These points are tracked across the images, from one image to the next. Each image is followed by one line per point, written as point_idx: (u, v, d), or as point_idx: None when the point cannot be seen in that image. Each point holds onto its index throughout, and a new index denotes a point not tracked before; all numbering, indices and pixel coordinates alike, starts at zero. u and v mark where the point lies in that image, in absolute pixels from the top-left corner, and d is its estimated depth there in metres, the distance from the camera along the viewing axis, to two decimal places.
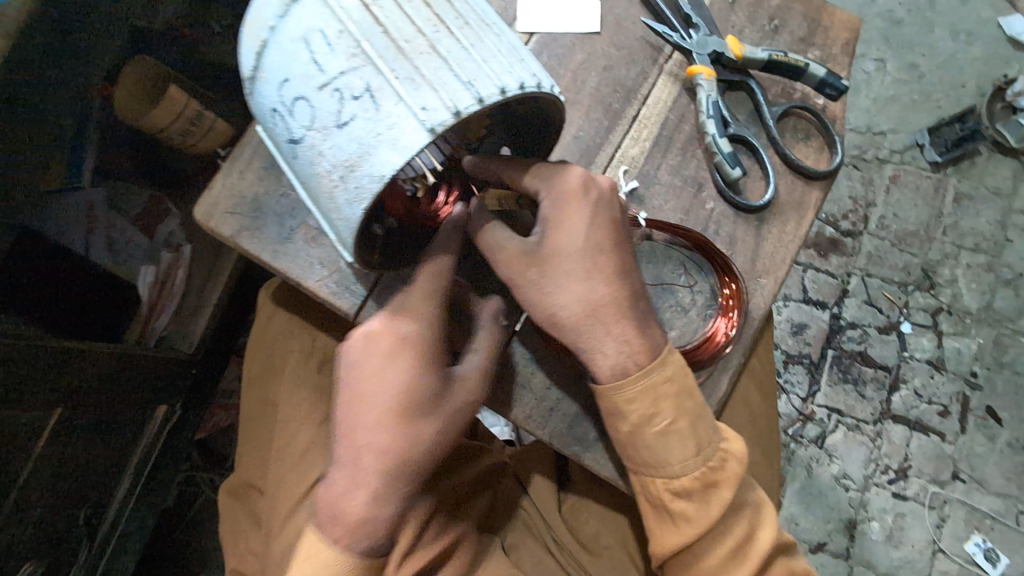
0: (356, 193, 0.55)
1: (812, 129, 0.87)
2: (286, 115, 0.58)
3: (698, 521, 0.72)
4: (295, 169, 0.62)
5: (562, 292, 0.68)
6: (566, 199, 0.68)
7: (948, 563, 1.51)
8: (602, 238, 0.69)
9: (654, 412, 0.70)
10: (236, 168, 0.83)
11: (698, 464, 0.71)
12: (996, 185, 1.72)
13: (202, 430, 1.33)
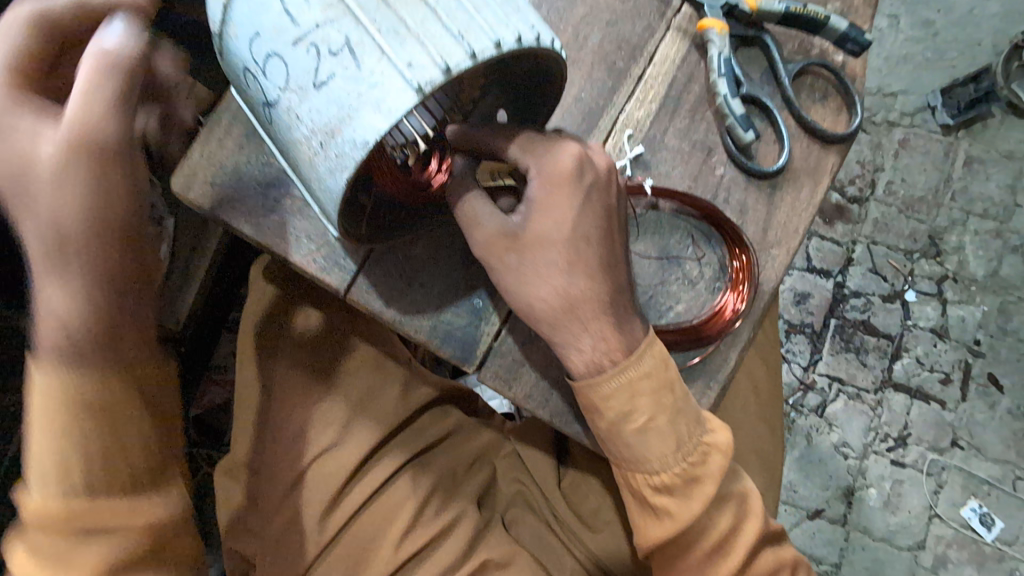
0: (337, 162, 0.51)
1: (829, 88, 0.81)
2: (259, 74, 0.53)
3: (680, 517, 0.71)
4: (273, 135, 0.57)
5: (540, 283, 0.67)
6: (555, 179, 0.65)
7: (944, 528, 1.52)
8: (591, 230, 0.67)
9: (631, 409, 0.68)
10: (213, 134, 0.77)
11: (678, 460, 0.70)
12: (1008, 148, 1.66)
13: (197, 406, 1.29)
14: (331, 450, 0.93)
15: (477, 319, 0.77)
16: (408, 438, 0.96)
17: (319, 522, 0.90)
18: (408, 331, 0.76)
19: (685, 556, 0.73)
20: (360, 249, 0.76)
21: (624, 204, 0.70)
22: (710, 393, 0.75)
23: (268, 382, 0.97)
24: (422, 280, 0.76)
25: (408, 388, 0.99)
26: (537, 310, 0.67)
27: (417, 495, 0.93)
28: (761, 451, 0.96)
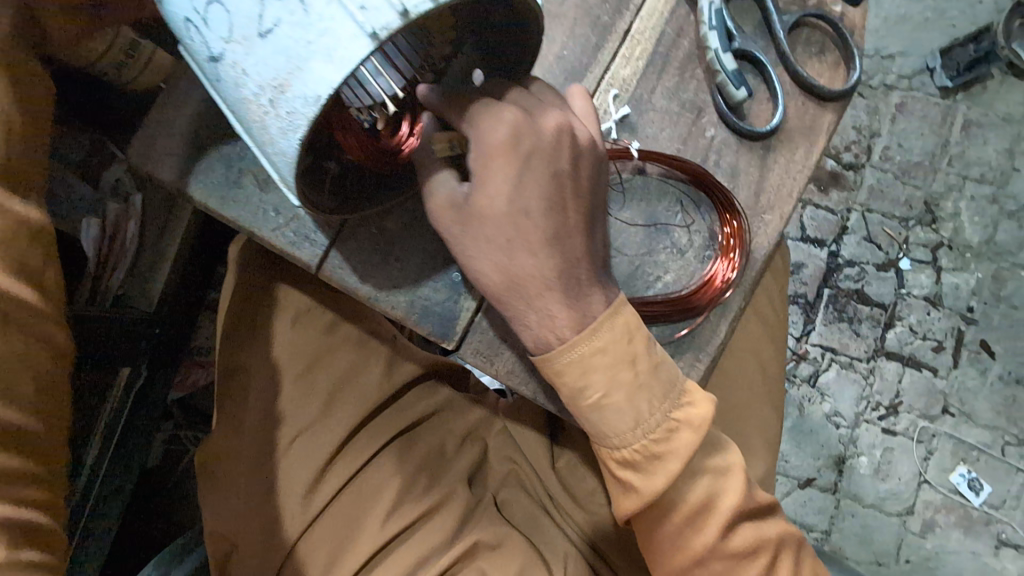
0: (290, 120, 0.50)
1: (826, 42, 0.76)
2: (201, 24, 0.50)
3: (644, 493, 0.67)
4: (219, 90, 0.55)
5: (485, 252, 0.64)
6: (490, 147, 0.61)
7: (933, 494, 1.53)
8: (530, 203, 0.63)
9: (584, 384, 0.65)
10: (173, 100, 0.72)
11: (638, 436, 0.66)
12: (1007, 111, 1.62)
13: (178, 389, 1.26)
14: (311, 429, 0.90)
15: (456, 295, 0.73)
16: (393, 415, 0.94)
17: (298, 504, 0.87)
18: (384, 308, 0.72)
19: (663, 529, 0.71)
20: (332, 223, 0.72)
21: (598, 172, 0.67)
22: (700, 365, 0.71)
23: (243, 361, 0.92)
24: (398, 254, 0.73)
25: (391, 364, 0.96)
26: (485, 276, 0.64)
27: (400, 475, 0.90)
28: (757, 426, 0.93)
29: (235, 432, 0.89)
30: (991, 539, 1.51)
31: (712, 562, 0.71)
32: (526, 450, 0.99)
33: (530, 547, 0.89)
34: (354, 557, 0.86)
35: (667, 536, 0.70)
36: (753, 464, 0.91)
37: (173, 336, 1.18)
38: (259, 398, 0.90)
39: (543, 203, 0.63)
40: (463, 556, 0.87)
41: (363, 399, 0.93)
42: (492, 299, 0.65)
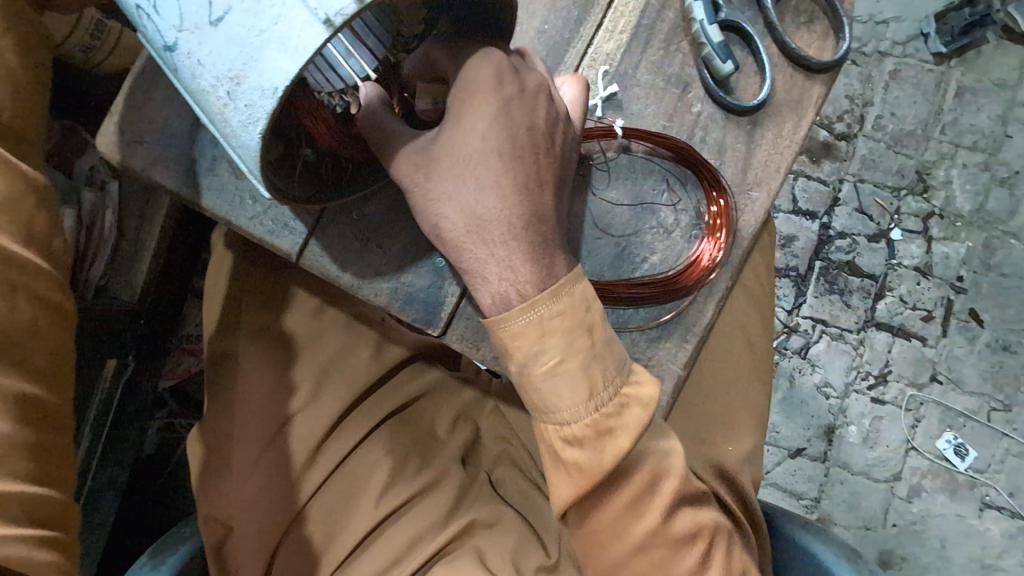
0: (249, 112, 0.49)
1: (816, 10, 0.74)
2: (150, 12, 0.49)
3: (590, 472, 0.63)
4: (176, 78, 0.54)
5: (448, 199, 0.60)
6: (466, 89, 0.59)
7: (920, 460, 1.56)
8: (499, 144, 0.60)
9: (540, 348, 0.62)
10: (140, 84, 0.69)
11: (590, 410, 0.63)
12: (1000, 77, 1.60)
13: (167, 377, 1.24)
14: (302, 412, 0.91)
15: (440, 280, 0.72)
16: (381, 397, 0.94)
17: (289, 487, 0.88)
18: (368, 296, 0.71)
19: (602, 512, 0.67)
20: (311, 210, 0.70)
21: (573, 132, 0.65)
22: (688, 345, 0.71)
23: (233, 350, 0.92)
24: (379, 241, 0.71)
25: (380, 347, 0.96)
26: (447, 228, 0.61)
27: (391, 456, 0.91)
28: (744, 407, 0.93)
29: (227, 417, 0.90)
30: (976, 502, 1.55)
31: (653, 550, 0.67)
32: (518, 432, 0.99)
33: (524, 525, 0.91)
34: (346, 540, 0.87)
35: (604, 522, 0.67)
36: (744, 440, 0.92)
37: (159, 325, 1.16)
38: (247, 383, 0.90)
39: (507, 147, 0.60)
40: (462, 534, 0.88)
41: (352, 381, 0.93)
42: (456, 241, 0.61)
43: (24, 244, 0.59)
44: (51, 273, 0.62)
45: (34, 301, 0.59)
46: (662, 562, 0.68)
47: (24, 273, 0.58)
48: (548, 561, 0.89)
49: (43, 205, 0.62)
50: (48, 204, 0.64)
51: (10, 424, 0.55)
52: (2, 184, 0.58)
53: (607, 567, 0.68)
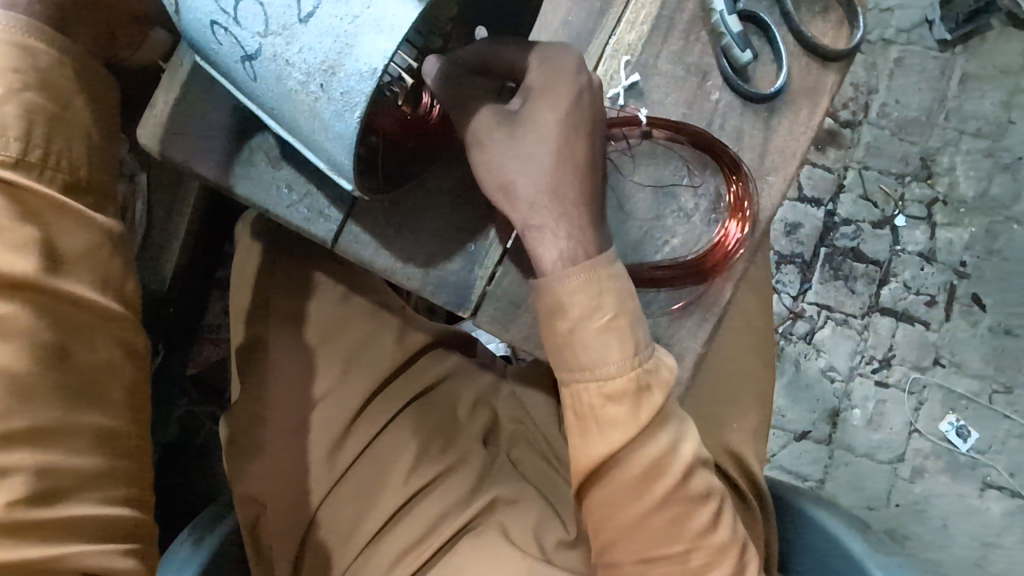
0: (343, 99, 0.53)
1: (830, 1, 0.76)
2: (231, 24, 0.54)
3: (627, 426, 0.67)
4: (253, 89, 0.59)
5: (524, 163, 0.66)
6: (555, 70, 0.66)
7: (923, 442, 1.59)
8: (580, 120, 0.66)
9: (596, 305, 0.66)
10: (190, 84, 0.72)
11: (633, 366, 0.67)
12: (1004, 63, 1.62)
13: (193, 365, 1.30)
14: (329, 393, 0.94)
15: (470, 264, 0.75)
16: (405, 381, 0.97)
17: (320, 465, 0.92)
18: (400, 280, 0.74)
19: (618, 475, 0.68)
20: (345, 198, 0.73)
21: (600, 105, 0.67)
22: (707, 324, 0.74)
23: (261, 336, 0.96)
24: (411, 226, 0.74)
25: (403, 333, 0.99)
26: (519, 188, 0.66)
27: (416, 437, 0.94)
28: (755, 390, 0.96)
29: (258, 397, 0.93)
30: (977, 482, 1.59)
31: (673, 504, 0.69)
32: (534, 415, 1.02)
33: (544, 502, 0.94)
34: (375, 514, 0.90)
35: (622, 488, 0.68)
36: (754, 420, 0.96)
37: (188, 312, 1.22)
38: (278, 367, 0.94)
39: (588, 125, 0.66)
40: (486, 509, 0.91)
41: (374, 368, 0.96)
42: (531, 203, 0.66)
43: (101, 291, 0.61)
44: (127, 318, 0.63)
45: (114, 343, 0.62)
46: (679, 517, 0.69)
47: (103, 322, 0.61)
48: (568, 536, 0.91)
49: (119, 250, 0.64)
50: (126, 252, 0.65)
51: (89, 457, 0.58)
52: (82, 236, 0.61)
53: (620, 530, 0.69)
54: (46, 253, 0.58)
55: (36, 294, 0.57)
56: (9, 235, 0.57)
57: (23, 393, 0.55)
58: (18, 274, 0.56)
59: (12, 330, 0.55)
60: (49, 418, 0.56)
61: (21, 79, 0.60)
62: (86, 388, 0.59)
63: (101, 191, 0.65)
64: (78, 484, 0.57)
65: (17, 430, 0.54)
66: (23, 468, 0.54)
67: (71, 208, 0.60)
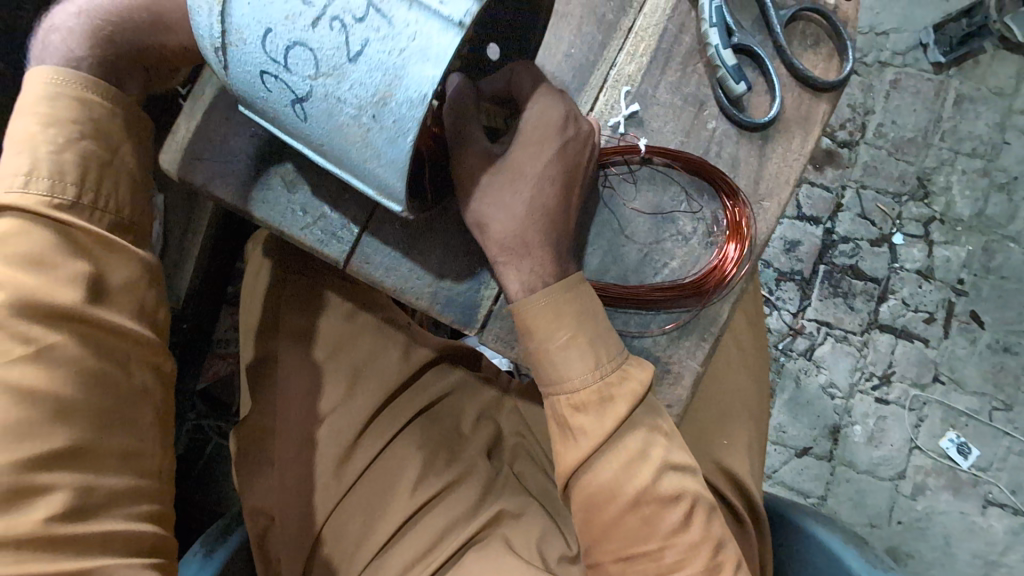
0: (395, 128, 0.56)
1: (822, 35, 0.79)
2: (282, 70, 0.57)
3: (593, 434, 0.69)
4: (303, 129, 0.62)
5: (500, 206, 0.69)
6: (545, 122, 0.69)
7: (923, 459, 1.60)
8: (557, 172, 0.70)
9: (557, 323, 0.70)
10: (216, 110, 0.76)
11: (596, 378, 0.70)
12: (998, 85, 1.65)
13: (204, 378, 1.32)
14: (339, 408, 0.96)
15: (476, 285, 0.78)
16: (411, 397, 1.00)
17: (329, 477, 0.94)
18: (409, 299, 0.77)
19: (600, 470, 0.70)
20: (357, 220, 0.76)
21: (595, 144, 0.72)
22: (705, 344, 0.77)
23: (272, 352, 1.00)
24: (421, 248, 0.77)
25: (409, 350, 1.02)
26: (490, 229, 0.70)
27: (422, 452, 0.96)
28: (750, 406, 0.98)
29: (271, 410, 0.96)
30: (978, 499, 1.59)
31: (643, 505, 0.69)
32: (535, 428, 1.05)
33: (547, 516, 0.96)
34: (383, 528, 0.92)
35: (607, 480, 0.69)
36: (750, 436, 0.98)
37: (204, 325, 1.26)
38: (288, 381, 0.97)
39: (567, 178, 0.70)
40: (492, 523, 0.93)
41: (383, 383, 0.98)
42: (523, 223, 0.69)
43: (133, 316, 0.64)
44: (155, 342, 0.66)
45: (146, 368, 0.65)
46: (650, 517, 0.69)
47: (133, 344, 0.64)
48: (570, 551, 0.93)
49: (154, 284, 0.68)
50: (159, 285, 0.69)
51: (119, 475, 0.61)
52: (126, 267, 0.64)
53: (603, 527, 0.70)
54: (93, 287, 0.61)
55: (80, 324, 0.60)
56: (57, 270, 0.59)
57: (61, 411, 0.57)
58: (67, 304, 0.59)
59: (59, 359, 0.58)
60: (86, 436, 0.58)
61: (78, 129, 0.64)
62: (119, 410, 0.61)
63: (139, 226, 0.68)
64: (106, 502, 0.59)
65: (57, 448, 0.56)
66: (61, 486, 0.56)
67: (118, 244, 0.64)
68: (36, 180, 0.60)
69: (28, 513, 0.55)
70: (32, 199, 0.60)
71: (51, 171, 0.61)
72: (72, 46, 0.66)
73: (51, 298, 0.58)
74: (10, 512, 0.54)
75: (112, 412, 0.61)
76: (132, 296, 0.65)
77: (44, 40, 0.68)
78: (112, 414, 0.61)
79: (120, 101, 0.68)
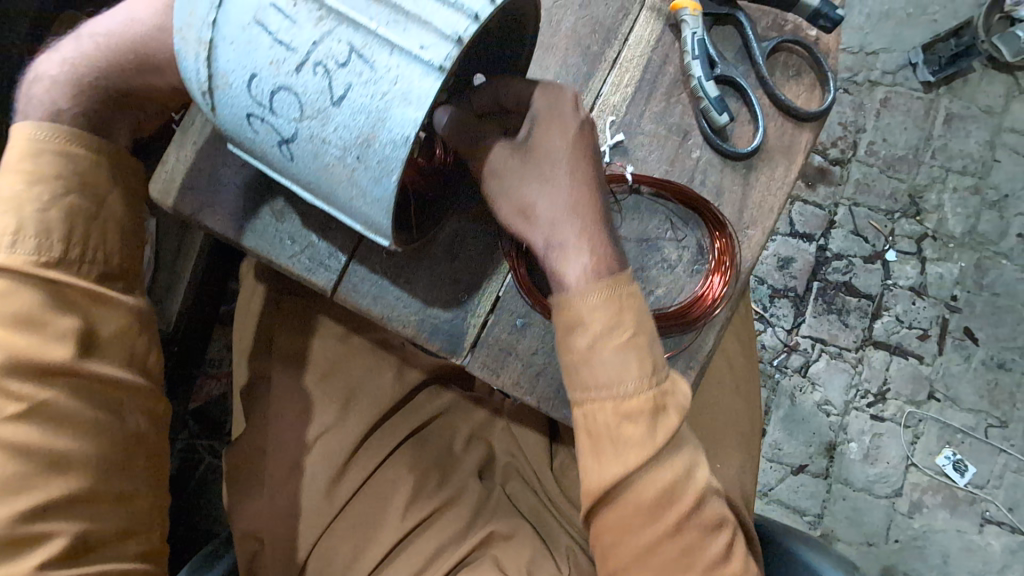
0: (379, 167, 0.57)
1: (804, 65, 0.81)
2: (269, 113, 0.59)
3: (643, 448, 0.66)
4: (291, 167, 0.64)
5: (540, 187, 0.70)
6: (557, 99, 0.70)
7: (920, 476, 1.59)
8: (586, 148, 0.71)
9: (617, 321, 0.68)
10: (205, 141, 0.77)
11: (652, 385, 0.68)
12: (987, 104, 1.67)
13: (195, 399, 1.33)
14: (329, 431, 0.96)
15: (463, 311, 0.78)
16: (403, 418, 1.00)
17: (320, 500, 0.94)
18: (396, 327, 0.77)
19: (635, 497, 0.67)
20: (346, 246, 0.77)
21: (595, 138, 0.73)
22: (691, 373, 0.77)
23: (265, 373, 1.00)
24: (407, 275, 0.78)
25: (401, 371, 1.02)
26: (538, 211, 0.70)
27: (413, 474, 0.96)
28: (740, 429, 0.98)
29: (263, 433, 0.97)
30: (975, 517, 1.59)
31: (686, 532, 0.68)
32: (526, 449, 1.04)
33: (538, 539, 0.95)
34: (374, 552, 0.92)
35: (637, 510, 0.67)
36: (742, 459, 0.97)
37: (194, 346, 1.27)
38: (279, 404, 0.98)
39: (592, 156, 0.71)
40: (482, 547, 0.93)
41: (375, 406, 0.99)
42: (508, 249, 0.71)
43: (126, 369, 0.67)
44: (149, 390, 0.69)
45: (139, 414, 0.67)
46: (691, 547, 0.68)
47: (125, 393, 0.66)
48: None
49: (144, 328, 0.70)
50: (150, 330, 0.71)
51: (111, 521, 0.64)
52: (116, 321, 0.66)
53: (635, 554, 0.68)
54: (82, 342, 0.63)
55: (71, 377, 0.62)
56: (48, 327, 0.61)
57: (56, 461, 0.60)
58: (58, 361, 0.61)
59: (51, 414, 0.60)
60: (84, 484, 0.61)
61: (62, 184, 0.65)
62: (115, 458, 0.64)
63: (128, 269, 0.70)
64: (99, 545, 0.63)
65: (53, 496, 0.59)
66: (59, 533, 0.60)
67: (103, 296, 0.66)
68: (22, 241, 0.61)
69: (27, 560, 0.58)
70: (19, 260, 0.61)
71: (37, 231, 0.62)
72: (56, 98, 0.67)
73: (39, 355, 0.60)
74: (13, 557, 0.58)
75: (108, 459, 0.63)
76: (125, 347, 0.67)
77: (29, 89, 0.68)
78: (109, 461, 0.63)
79: (108, 151, 0.69)
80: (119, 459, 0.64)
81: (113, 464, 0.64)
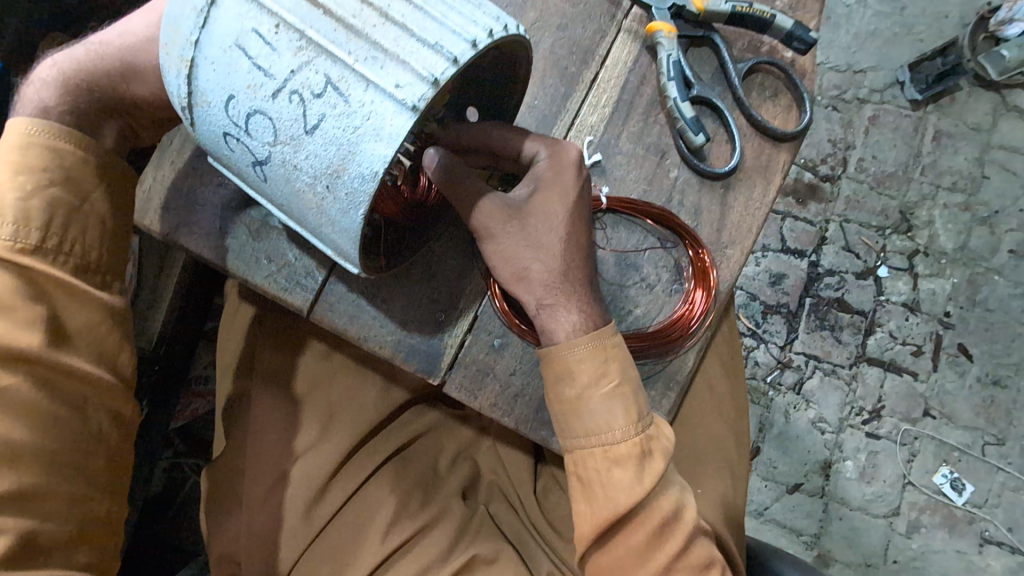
0: (346, 199, 0.58)
1: (780, 85, 0.81)
2: (243, 134, 0.59)
3: (632, 492, 0.68)
4: (264, 187, 0.64)
5: (537, 250, 0.72)
6: (561, 164, 0.71)
7: (917, 495, 1.57)
8: (584, 212, 0.73)
9: (603, 371, 0.70)
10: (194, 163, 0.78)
11: (637, 432, 0.70)
12: (975, 121, 1.68)
13: (179, 418, 1.31)
14: (309, 452, 0.95)
15: (438, 332, 0.78)
16: (387, 436, 0.98)
17: (300, 521, 0.93)
18: (373, 347, 0.77)
19: (624, 540, 0.70)
20: (322, 266, 0.77)
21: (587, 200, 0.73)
22: (670, 395, 0.77)
23: (246, 392, 0.99)
24: (384, 295, 0.78)
25: (385, 390, 1.00)
26: (532, 273, 0.71)
27: (395, 495, 0.94)
28: (726, 451, 0.96)
29: (242, 452, 0.96)
30: (975, 538, 1.56)
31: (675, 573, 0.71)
32: (510, 471, 1.02)
33: (522, 563, 0.93)
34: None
35: (626, 554, 0.70)
36: (727, 481, 0.95)
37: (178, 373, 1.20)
38: (260, 423, 0.96)
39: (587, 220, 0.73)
40: (463, 570, 0.91)
41: (358, 423, 0.97)
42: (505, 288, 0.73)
43: (96, 365, 0.67)
44: (117, 384, 0.69)
45: (103, 412, 0.67)
46: None
47: (93, 389, 0.66)
48: None
49: (118, 325, 0.70)
50: (126, 324, 0.71)
51: (60, 522, 0.62)
52: (84, 315, 0.66)
53: None
54: (51, 330, 0.64)
55: (36, 367, 0.62)
56: (16, 313, 0.62)
57: (10, 456, 0.59)
58: (24, 348, 0.61)
59: (10, 403, 0.60)
60: (35, 480, 0.60)
61: (48, 177, 0.66)
62: (69, 455, 0.64)
63: (108, 269, 0.71)
64: (47, 547, 0.61)
65: (3, 492, 0.58)
66: (7, 529, 0.58)
67: (77, 290, 0.66)
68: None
69: None
70: None
71: (15, 218, 0.63)
72: (44, 97, 0.69)
73: (7, 340, 0.60)
74: None
75: (63, 454, 0.63)
76: (94, 340, 0.67)
77: (23, 92, 0.71)
78: (63, 456, 0.63)
79: (96, 151, 0.70)
80: (74, 455, 0.64)
81: (68, 458, 0.63)
